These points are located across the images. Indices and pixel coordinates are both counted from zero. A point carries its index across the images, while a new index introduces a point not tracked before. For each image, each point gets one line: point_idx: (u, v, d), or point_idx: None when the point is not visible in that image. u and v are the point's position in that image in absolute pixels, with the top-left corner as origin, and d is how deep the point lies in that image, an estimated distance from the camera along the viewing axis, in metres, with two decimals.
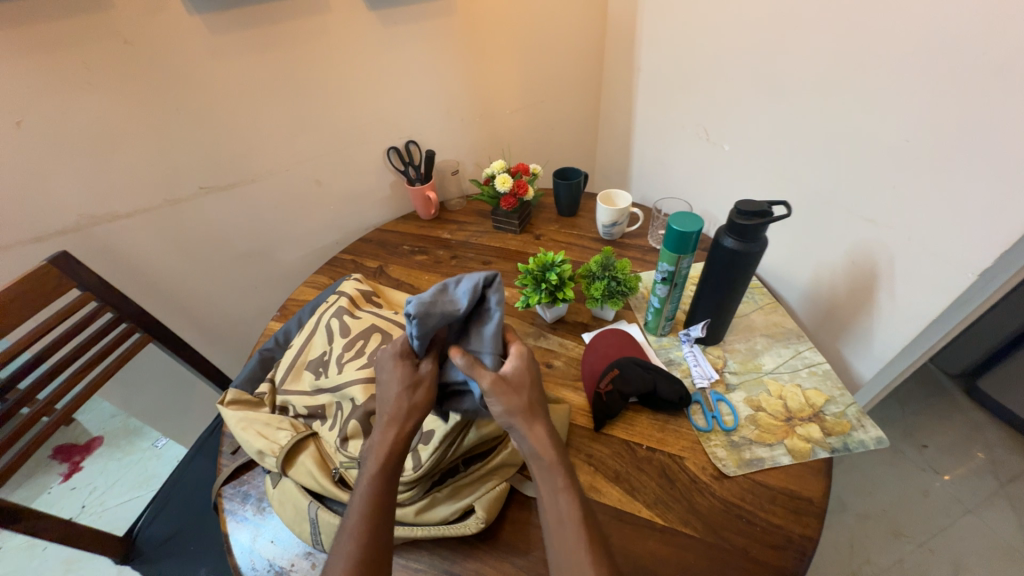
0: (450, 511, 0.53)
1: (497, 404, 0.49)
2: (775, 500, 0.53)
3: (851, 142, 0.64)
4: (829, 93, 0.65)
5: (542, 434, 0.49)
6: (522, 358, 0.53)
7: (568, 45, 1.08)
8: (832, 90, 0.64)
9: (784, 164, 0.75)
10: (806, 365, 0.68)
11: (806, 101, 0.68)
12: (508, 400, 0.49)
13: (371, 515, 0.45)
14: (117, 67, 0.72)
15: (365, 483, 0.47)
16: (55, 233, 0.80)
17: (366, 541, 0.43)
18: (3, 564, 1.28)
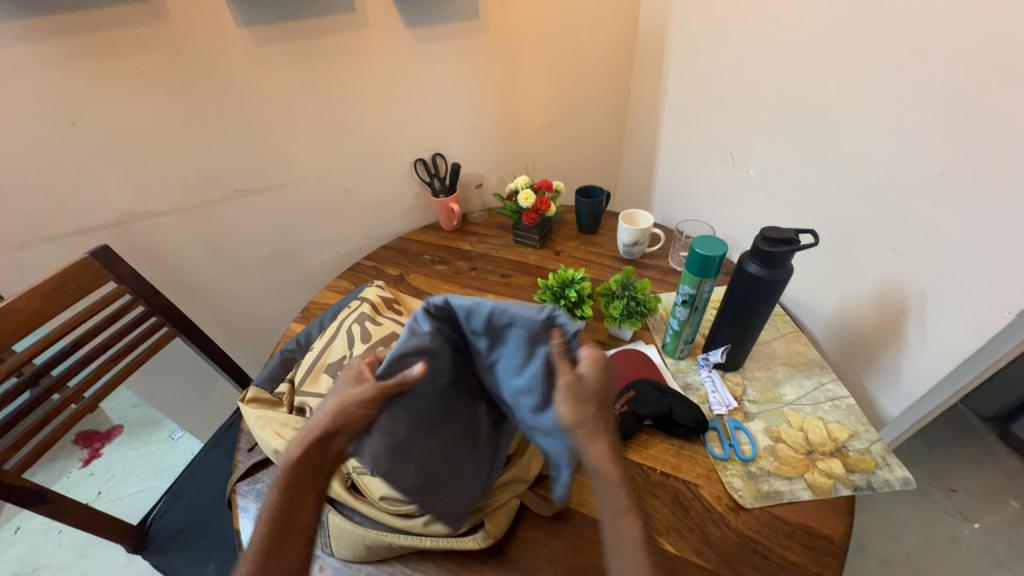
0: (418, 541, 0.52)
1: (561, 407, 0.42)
2: (793, 536, 0.52)
3: (882, 172, 0.63)
4: (861, 124, 0.64)
5: (605, 450, 0.42)
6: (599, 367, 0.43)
7: (597, 65, 1.10)
8: (864, 122, 0.64)
9: (811, 191, 0.74)
10: (829, 398, 0.66)
11: (836, 128, 0.68)
12: (578, 411, 0.42)
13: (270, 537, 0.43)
14: (166, 73, 0.76)
15: (269, 502, 0.45)
16: (98, 227, 0.85)
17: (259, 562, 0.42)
18: (22, 544, 1.33)
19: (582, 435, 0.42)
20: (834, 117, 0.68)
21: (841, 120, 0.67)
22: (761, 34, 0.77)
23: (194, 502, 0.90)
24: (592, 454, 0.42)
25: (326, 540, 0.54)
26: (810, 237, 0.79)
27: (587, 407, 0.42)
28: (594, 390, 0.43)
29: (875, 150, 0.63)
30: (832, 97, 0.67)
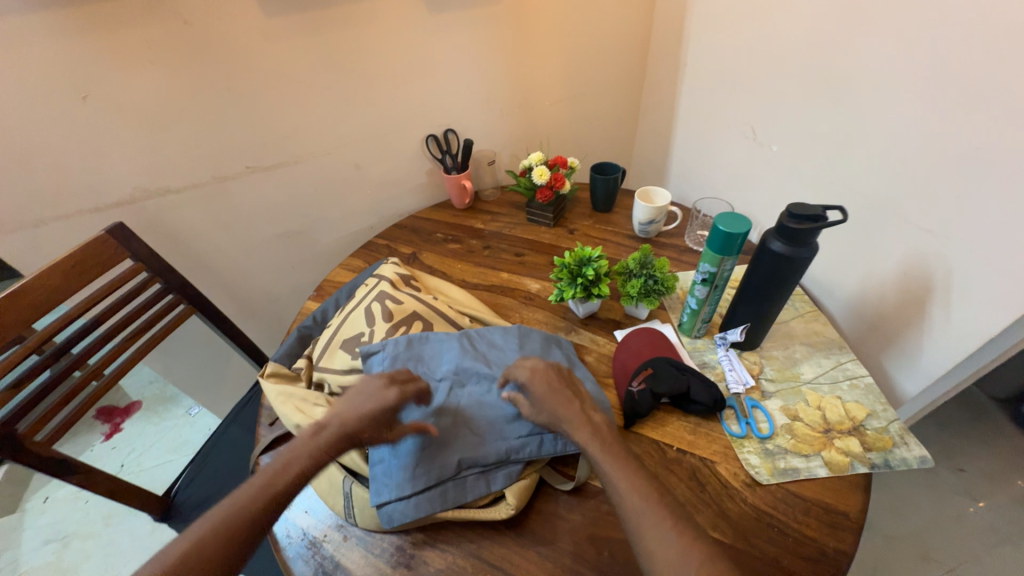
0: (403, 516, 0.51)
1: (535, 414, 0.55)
2: (809, 511, 0.52)
3: (913, 148, 0.61)
4: (891, 98, 0.62)
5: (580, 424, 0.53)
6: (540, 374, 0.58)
7: (615, 34, 1.05)
8: (895, 94, 0.61)
9: (835, 167, 0.72)
10: (847, 377, 0.66)
11: (865, 102, 0.66)
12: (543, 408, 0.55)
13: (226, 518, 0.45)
14: (174, 45, 0.75)
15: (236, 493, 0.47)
16: (112, 205, 0.85)
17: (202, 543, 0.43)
18: (53, 512, 1.39)
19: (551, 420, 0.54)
20: (865, 89, 0.65)
21: (869, 92, 0.65)
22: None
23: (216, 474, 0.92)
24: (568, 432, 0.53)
25: (348, 511, 0.55)
26: (839, 216, 0.77)
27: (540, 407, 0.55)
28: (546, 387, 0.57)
29: (905, 124, 0.61)
30: (862, 67, 0.65)
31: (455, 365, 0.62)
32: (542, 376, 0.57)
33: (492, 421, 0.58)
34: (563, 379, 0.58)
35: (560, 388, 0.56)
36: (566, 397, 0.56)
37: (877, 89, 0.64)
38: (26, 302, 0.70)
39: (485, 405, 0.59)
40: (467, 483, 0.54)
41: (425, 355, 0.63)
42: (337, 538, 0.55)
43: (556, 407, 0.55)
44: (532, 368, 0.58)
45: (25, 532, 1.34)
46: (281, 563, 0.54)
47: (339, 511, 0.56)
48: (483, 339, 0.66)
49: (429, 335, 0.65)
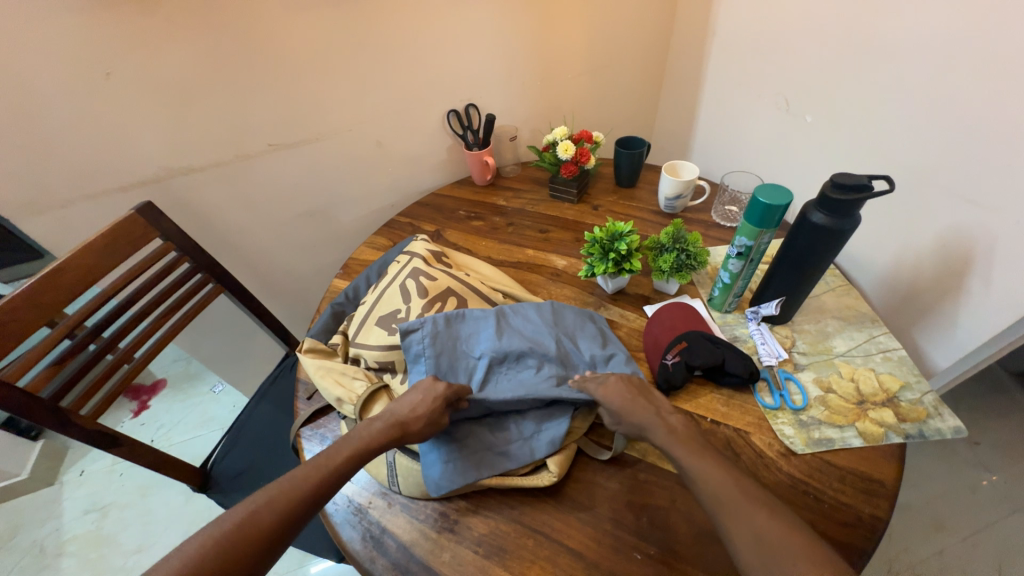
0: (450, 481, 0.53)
1: (615, 417, 0.55)
2: (844, 479, 0.53)
3: (958, 115, 0.59)
4: (939, 64, 0.60)
5: (661, 426, 0.53)
6: (618, 393, 0.57)
7: (642, 1, 1.01)
8: (942, 59, 0.59)
9: (873, 138, 0.70)
10: (880, 350, 0.66)
11: (908, 70, 0.63)
12: (618, 407, 0.55)
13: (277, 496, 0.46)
14: (195, 18, 0.73)
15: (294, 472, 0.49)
16: (138, 183, 0.85)
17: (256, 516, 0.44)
18: (88, 484, 1.44)
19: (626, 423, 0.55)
20: (909, 56, 0.63)
21: (913, 59, 0.62)
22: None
23: (251, 448, 0.94)
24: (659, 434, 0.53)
25: (393, 480, 0.57)
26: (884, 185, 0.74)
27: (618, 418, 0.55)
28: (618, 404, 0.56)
29: (952, 91, 0.59)
30: (906, 32, 0.62)
31: (493, 343, 0.62)
32: (615, 390, 0.57)
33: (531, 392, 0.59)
34: (636, 388, 0.58)
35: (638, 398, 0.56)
36: (644, 404, 0.55)
37: (920, 56, 0.61)
38: (64, 280, 0.71)
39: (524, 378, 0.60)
40: (510, 449, 0.56)
41: (463, 334, 0.64)
42: (382, 505, 0.57)
43: (635, 414, 0.54)
44: (607, 383, 0.58)
45: (64, 503, 1.40)
46: (329, 528, 0.57)
47: (383, 481, 0.58)
48: (517, 316, 0.66)
49: (466, 313, 0.65)
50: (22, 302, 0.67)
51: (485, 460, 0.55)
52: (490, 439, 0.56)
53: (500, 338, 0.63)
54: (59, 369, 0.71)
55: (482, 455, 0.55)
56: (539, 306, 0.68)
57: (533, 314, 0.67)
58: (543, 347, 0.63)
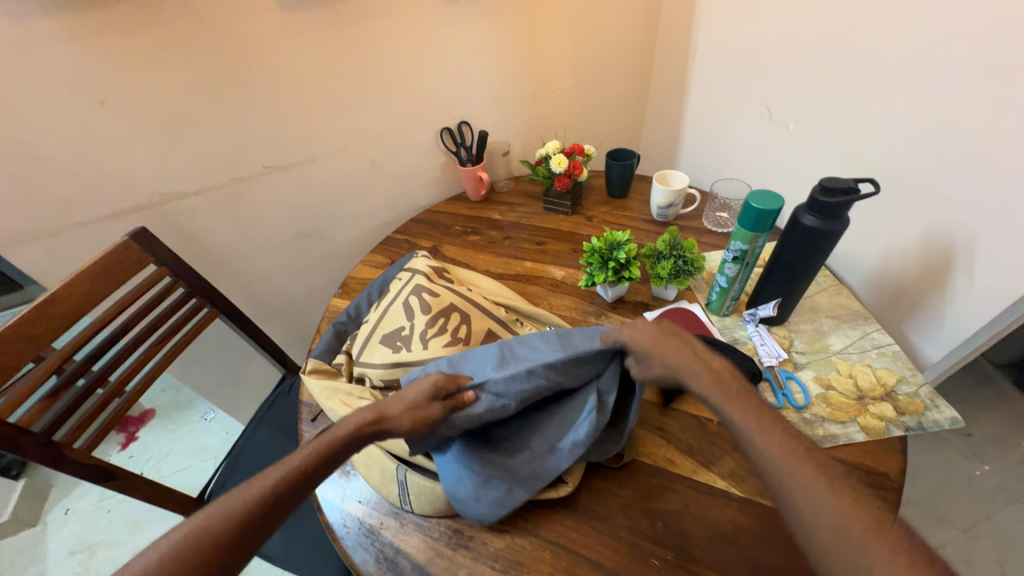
0: (490, 506, 0.51)
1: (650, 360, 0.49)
2: (851, 474, 0.54)
3: (934, 120, 0.62)
4: (911, 74, 0.63)
5: (695, 362, 0.47)
6: (647, 335, 0.51)
7: (624, 21, 1.06)
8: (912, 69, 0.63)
9: (853, 144, 0.74)
10: (875, 346, 0.68)
11: (880, 81, 0.67)
12: (648, 352, 0.50)
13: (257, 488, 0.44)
14: (189, 46, 0.74)
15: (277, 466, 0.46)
16: (131, 210, 0.85)
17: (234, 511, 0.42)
18: (74, 523, 1.38)
19: (659, 362, 0.49)
20: (880, 66, 0.67)
21: (884, 68, 0.66)
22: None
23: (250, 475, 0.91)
24: (693, 377, 0.46)
25: (405, 498, 0.56)
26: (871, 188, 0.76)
27: (649, 362, 0.50)
28: (645, 345, 0.51)
29: (928, 98, 0.62)
30: (877, 44, 0.66)
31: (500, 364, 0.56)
32: (643, 330, 0.52)
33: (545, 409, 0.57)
34: (668, 329, 0.51)
35: (668, 337, 0.49)
36: (682, 347, 0.48)
37: (894, 66, 0.65)
38: (57, 309, 0.69)
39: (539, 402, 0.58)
40: (532, 468, 0.53)
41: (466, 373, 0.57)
42: (394, 525, 0.57)
43: (668, 356, 0.48)
44: (633, 326, 0.53)
45: (49, 544, 1.34)
46: (341, 552, 0.55)
47: (395, 499, 0.57)
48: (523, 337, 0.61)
49: (468, 352, 0.60)
50: (14, 333, 0.65)
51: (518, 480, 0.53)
52: (514, 463, 0.53)
53: (504, 360, 0.56)
54: (51, 402, 0.70)
55: (511, 481, 0.52)
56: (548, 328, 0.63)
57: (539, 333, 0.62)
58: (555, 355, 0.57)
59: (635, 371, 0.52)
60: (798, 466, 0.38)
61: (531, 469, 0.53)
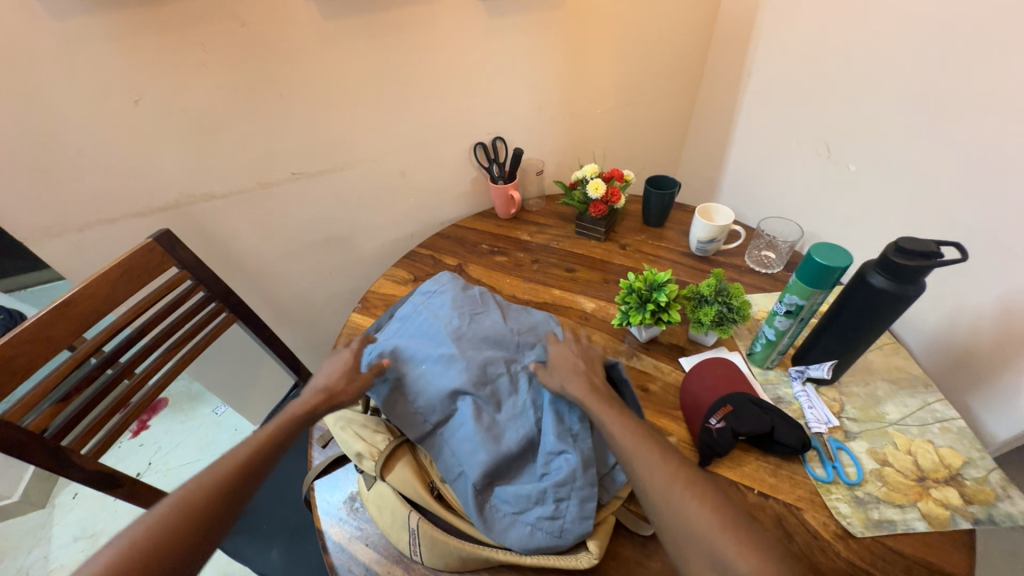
0: (573, 529, 0.49)
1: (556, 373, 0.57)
2: (911, 570, 0.49)
3: None
4: (1016, 130, 0.59)
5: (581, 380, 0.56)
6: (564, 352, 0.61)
7: (675, 43, 1.02)
8: (1019, 127, 0.58)
9: (936, 199, 0.69)
10: (937, 420, 0.61)
11: (979, 133, 0.63)
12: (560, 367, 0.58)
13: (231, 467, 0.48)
14: (229, 50, 0.72)
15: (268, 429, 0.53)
16: (157, 209, 0.83)
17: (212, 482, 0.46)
18: (81, 508, 1.39)
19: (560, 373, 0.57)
20: (982, 122, 0.62)
21: (982, 123, 0.62)
22: (894, 11, 0.69)
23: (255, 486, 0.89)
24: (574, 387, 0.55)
25: (414, 549, 0.52)
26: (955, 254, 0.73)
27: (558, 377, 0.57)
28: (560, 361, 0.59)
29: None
30: (979, 94, 0.62)
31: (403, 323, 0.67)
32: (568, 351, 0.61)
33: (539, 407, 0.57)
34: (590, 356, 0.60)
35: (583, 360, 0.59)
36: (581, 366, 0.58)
37: (996, 121, 0.60)
38: (75, 311, 0.68)
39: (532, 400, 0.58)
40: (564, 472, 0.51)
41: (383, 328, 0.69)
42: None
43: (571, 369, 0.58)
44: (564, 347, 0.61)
45: (55, 528, 1.35)
46: None
47: (403, 547, 0.53)
48: (438, 298, 0.70)
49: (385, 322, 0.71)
50: (30, 335, 0.63)
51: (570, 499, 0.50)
52: (553, 473, 0.52)
53: (408, 317, 0.68)
54: (64, 406, 0.68)
55: (577, 496, 0.50)
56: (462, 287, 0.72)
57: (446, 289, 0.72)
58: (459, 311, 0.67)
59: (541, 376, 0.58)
60: (699, 516, 0.43)
61: (566, 477, 0.51)
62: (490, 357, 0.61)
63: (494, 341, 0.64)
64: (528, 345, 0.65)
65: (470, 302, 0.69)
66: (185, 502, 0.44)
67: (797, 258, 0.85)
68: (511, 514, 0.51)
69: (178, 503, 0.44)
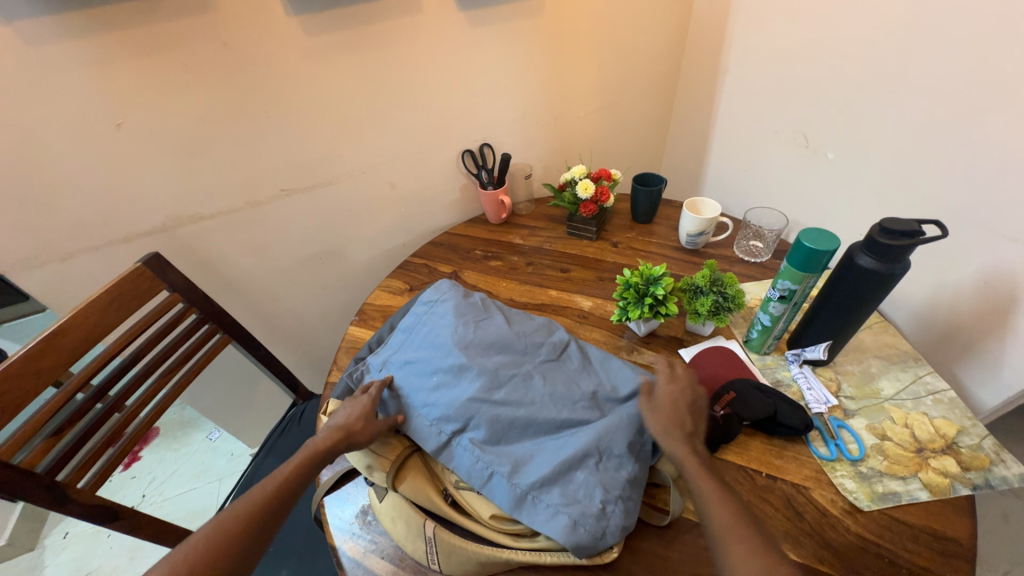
0: (619, 531, 0.49)
1: (654, 422, 0.54)
2: (917, 539, 0.50)
3: (1007, 153, 0.61)
4: (982, 112, 0.62)
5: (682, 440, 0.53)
6: (678, 395, 0.57)
7: (652, 45, 1.05)
8: (985, 107, 0.62)
9: (912, 181, 0.73)
10: (929, 392, 0.64)
11: (948, 116, 0.66)
12: (661, 418, 0.55)
13: (258, 498, 0.50)
14: (214, 68, 0.72)
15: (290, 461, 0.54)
16: (145, 233, 0.82)
17: (242, 512, 0.48)
18: (74, 548, 1.34)
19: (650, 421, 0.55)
20: (950, 106, 0.65)
21: (949, 107, 0.65)
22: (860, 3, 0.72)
23: None
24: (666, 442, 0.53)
25: (432, 557, 0.52)
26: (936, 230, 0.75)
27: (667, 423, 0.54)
28: (662, 403, 0.56)
29: (1000, 138, 0.61)
30: (946, 79, 0.65)
31: (407, 336, 0.67)
32: (673, 393, 0.57)
33: (562, 408, 0.58)
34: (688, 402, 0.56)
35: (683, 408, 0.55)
36: (682, 416, 0.55)
37: (964, 104, 0.64)
38: (65, 341, 0.66)
39: (555, 401, 0.58)
40: (602, 476, 0.52)
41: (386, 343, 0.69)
42: None
43: (673, 418, 0.55)
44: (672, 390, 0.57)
45: (46, 570, 1.30)
46: None
47: (420, 556, 0.53)
48: (439, 307, 0.70)
49: (387, 337, 0.71)
50: (19, 369, 0.62)
51: (610, 500, 0.51)
52: (585, 476, 0.52)
53: (411, 329, 0.68)
54: (56, 440, 0.66)
55: (619, 500, 0.51)
56: (462, 293, 0.73)
57: (446, 297, 0.72)
58: (464, 320, 0.67)
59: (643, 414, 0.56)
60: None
61: (601, 482, 0.51)
62: (500, 361, 0.62)
63: (501, 345, 0.65)
64: (536, 347, 0.66)
65: (473, 309, 0.70)
66: (218, 531, 0.46)
67: (784, 246, 0.88)
68: (546, 516, 0.50)
69: (208, 534, 0.46)
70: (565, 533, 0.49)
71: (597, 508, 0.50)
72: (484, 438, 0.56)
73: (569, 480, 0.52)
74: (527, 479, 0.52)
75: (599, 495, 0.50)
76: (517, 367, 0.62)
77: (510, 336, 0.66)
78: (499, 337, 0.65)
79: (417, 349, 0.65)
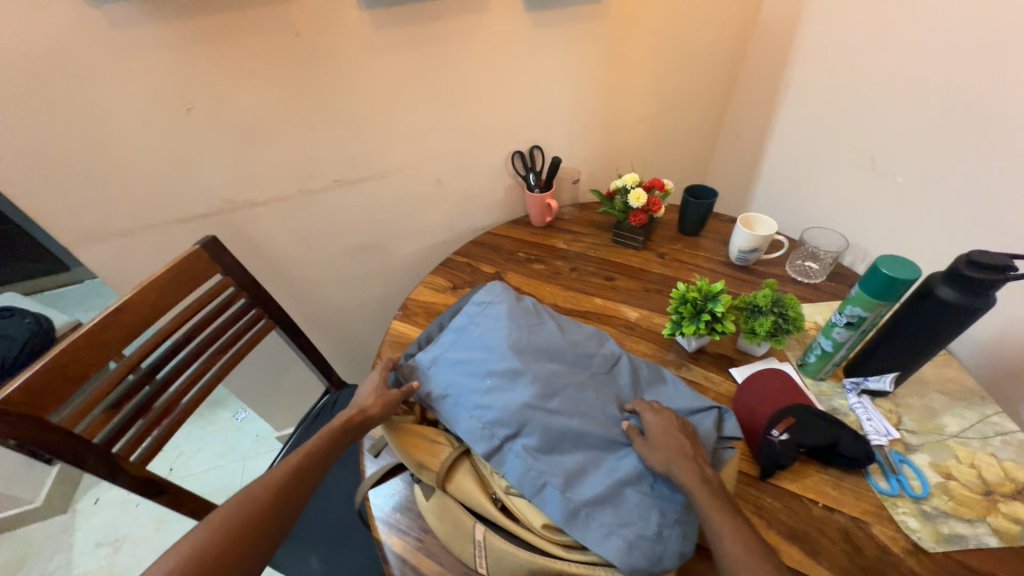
0: (676, 556, 0.48)
1: (655, 458, 0.52)
2: None
3: None
4: None
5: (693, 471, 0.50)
6: (669, 428, 0.55)
7: (711, 55, 1.03)
8: None
9: (988, 211, 0.70)
10: (997, 433, 0.61)
11: None
12: (663, 453, 0.52)
13: (287, 483, 0.51)
14: (283, 57, 0.73)
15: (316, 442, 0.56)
16: (201, 216, 0.84)
17: (269, 496, 0.50)
18: (103, 514, 1.38)
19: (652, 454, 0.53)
20: None
21: None
22: (943, 23, 0.69)
23: None
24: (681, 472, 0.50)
25: (480, 560, 0.52)
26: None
27: (664, 455, 0.52)
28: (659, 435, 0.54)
29: None
30: None
31: (458, 336, 0.67)
32: (663, 421, 0.56)
33: (608, 425, 0.58)
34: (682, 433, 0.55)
35: (673, 434, 0.54)
36: (680, 441, 0.53)
37: None
38: (127, 318, 0.68)
39: (606, 416, 0.58)
40: (655, 496, 0.52)
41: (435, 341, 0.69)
42: None
43: (680, 446, 0.53)
44: (661, 422, 0.56)
45: (76, 534, 1.34)
46: None
47: (468, 558, 0.53)
48: (491, 309, 0.70)
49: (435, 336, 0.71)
50: (85, 342, 0.63)
51: (665, 523, 0.50)
52: (637, 497, 0.51)
53: (463, 329, 0.68)
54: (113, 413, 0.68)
55: (674, 526, 0.50)
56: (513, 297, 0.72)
57: (497, 300, 0.72)
58: (517, 324, 0.67)
59: (641, 448, 0.54)
60: None
61: (653, 505, 0.51)
62: (554, 369, 0.61)
63: (552, 353, 0.64)
64: (586, 357, 0.65)
65: (524, 313, 0.69)
66: (248, 510, 0.48)
67: (840, 268, 0.86)
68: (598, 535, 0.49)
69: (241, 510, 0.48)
70: (620, 555, 0.47)
71: (653, 531, 0.49)
72: (536, 445, 0.55)
73: (621, 501, 0.51)
74: (581, 493, 0.52)
75: (655, 518, 0.50)
76: (569, 376, 0.61)
77: (563, 343, 0.65)
78: (552, 343, 0.65)
79: (467, 349, 0.65)
